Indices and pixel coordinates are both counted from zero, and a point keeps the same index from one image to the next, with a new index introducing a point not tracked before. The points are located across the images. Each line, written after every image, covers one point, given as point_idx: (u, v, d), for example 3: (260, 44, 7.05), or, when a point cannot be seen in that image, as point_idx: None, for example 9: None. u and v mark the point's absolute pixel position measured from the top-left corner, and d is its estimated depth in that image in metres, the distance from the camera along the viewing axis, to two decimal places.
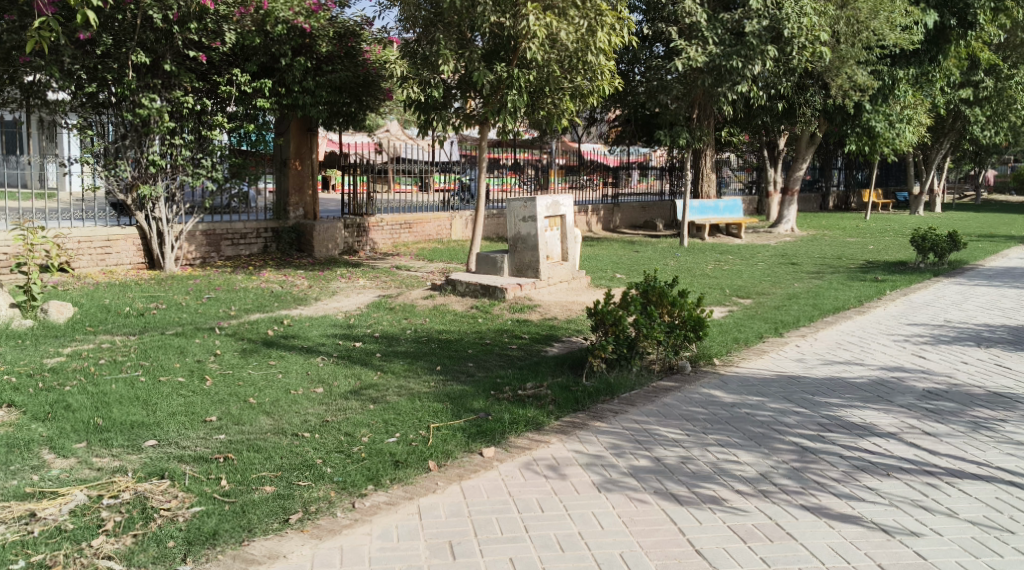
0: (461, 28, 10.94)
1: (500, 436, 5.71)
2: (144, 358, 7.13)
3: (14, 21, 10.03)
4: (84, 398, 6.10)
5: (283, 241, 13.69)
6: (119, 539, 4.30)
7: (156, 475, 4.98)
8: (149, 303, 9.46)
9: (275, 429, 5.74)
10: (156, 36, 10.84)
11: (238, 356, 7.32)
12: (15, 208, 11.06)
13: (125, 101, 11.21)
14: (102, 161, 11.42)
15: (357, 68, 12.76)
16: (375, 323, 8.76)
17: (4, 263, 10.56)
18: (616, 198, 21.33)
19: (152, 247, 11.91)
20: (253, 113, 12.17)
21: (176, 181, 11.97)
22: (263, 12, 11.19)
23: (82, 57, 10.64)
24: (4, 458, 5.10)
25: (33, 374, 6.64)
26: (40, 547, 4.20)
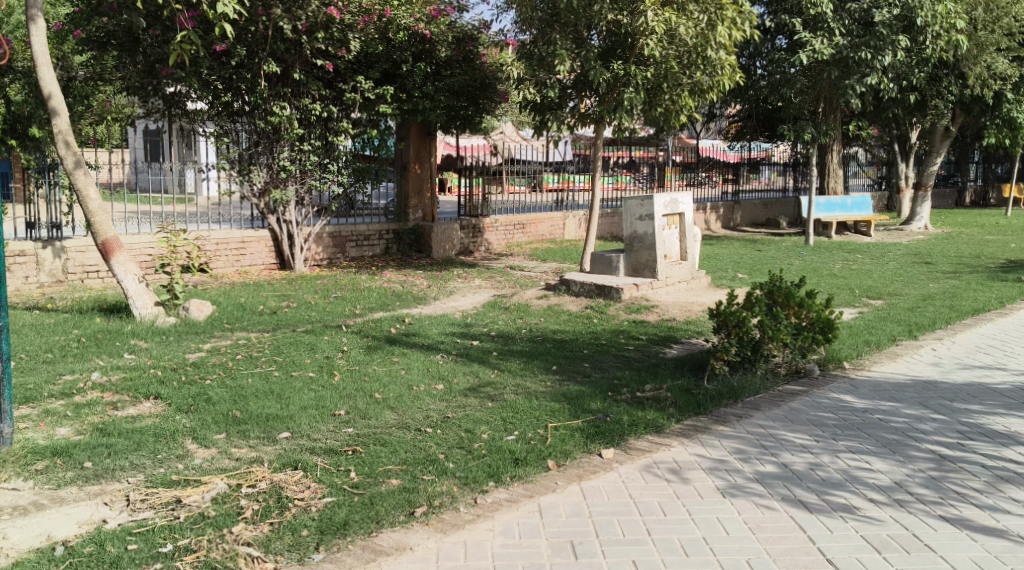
0: (577, 28, 10.96)
1: (619, 438, 5.68)
2: (277, 354, 7.45)
3: (158, 35, 10.55)
4: (223, 391, 6.42)
5: (404, 243, 14.02)
6: (257, 526, 4.50)
7: (290, 466, 5.19)
8: (281, 301, 9.87)
9: (400, 424, 5.89)
10: (286, 47, 11.25)
11: (363, 353, 7.55)
12: (159, 212, 11.74)
13: (257, 109, 11.79)
14: (237, 167, 11.99)
15: (475, 71, 12.91)
16: (492, 323, 8.85)
17: (150, 264, 11.29)
18: (736, 194, 20.79)
19: (284, 248, 12.46)
20: (375, 118, 12.59)
21: (305, 186, 12.43)
22: (386, 20, 11.52)
23: (219, 68, 11.19)
24: (152, 447, 5.43)
25: (177, 368, 7.04)
26: (186, 532, 4.44)
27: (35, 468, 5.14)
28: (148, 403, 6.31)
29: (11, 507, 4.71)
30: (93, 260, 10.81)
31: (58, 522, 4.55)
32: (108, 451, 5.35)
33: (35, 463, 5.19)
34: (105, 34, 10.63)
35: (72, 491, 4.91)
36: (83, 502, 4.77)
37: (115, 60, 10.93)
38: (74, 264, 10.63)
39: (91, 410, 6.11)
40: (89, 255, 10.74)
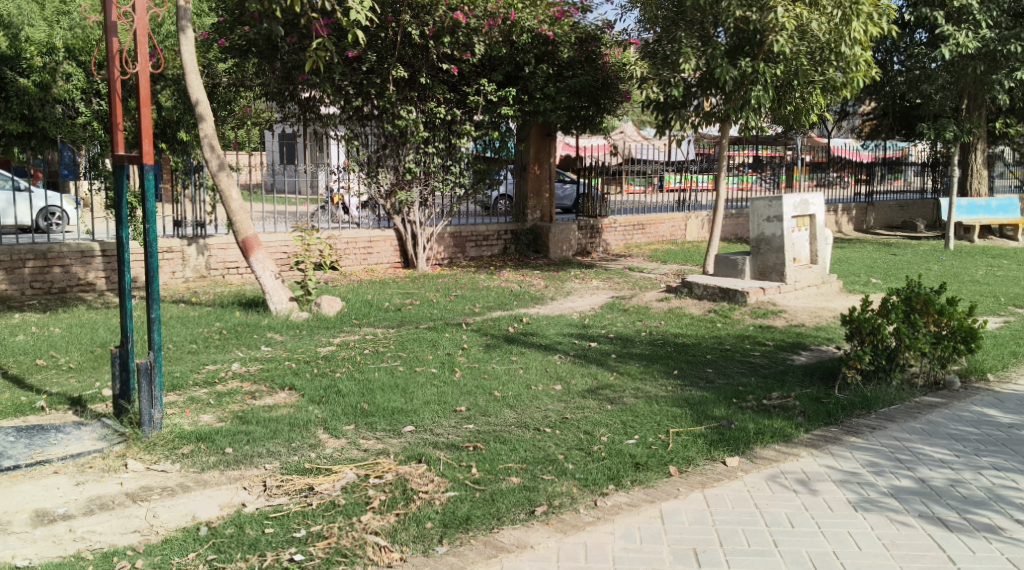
0: (704, 25, 10.76)
1: (745, 445, 5.55)
2: (401, 350, 7.64)
3: (295, 43, 11.16)
4: (352, 384, 6.65)
5: (521, 242, 14.13)
6: (384, 516, 4.64)
7: (415, 459, 5.32)
8: (405, 299, 10.13)
9: (519, 422, 5.95)
10: (414, 52, 11.60)
11: (483, 350, 7.66)
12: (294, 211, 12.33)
13: (385, 113, 12.14)
14: (365, 169, 12.37)
15: (596, 72, 12.86)
16: (610, 324, 8.82)
17: (285, 261, 11.88)
18: (870, 195, 19.96)
19: (407, 248, 12.82)
20: (497, 121, 12.69)
21: (429, 188, 12.69)
22: (510, 22, 11.65)
23: (350, 74, 11.61)
24: (287, 436, 5.68)
25: (309, 361, 7.34)
26: (318, 519, 4.62)
27: (182, 452, 5.47)
28: (283, 393, 6.60)
29: (160, 487, 5.02)
30: (234, 257, 11.41)
31: (202, 504, 4.83)
32: (247, 438, 5.63)
33: (181, 447, 5.52)
34: (246, 42, 11.24)
35: (215, 474, 5.19)
36: (224, 486, 5.03)
37: (255, 67, 11.49)
38: (215, 260, 11.26)
39: (231, 398, 6.45)
40: (230, 252, 11.35)
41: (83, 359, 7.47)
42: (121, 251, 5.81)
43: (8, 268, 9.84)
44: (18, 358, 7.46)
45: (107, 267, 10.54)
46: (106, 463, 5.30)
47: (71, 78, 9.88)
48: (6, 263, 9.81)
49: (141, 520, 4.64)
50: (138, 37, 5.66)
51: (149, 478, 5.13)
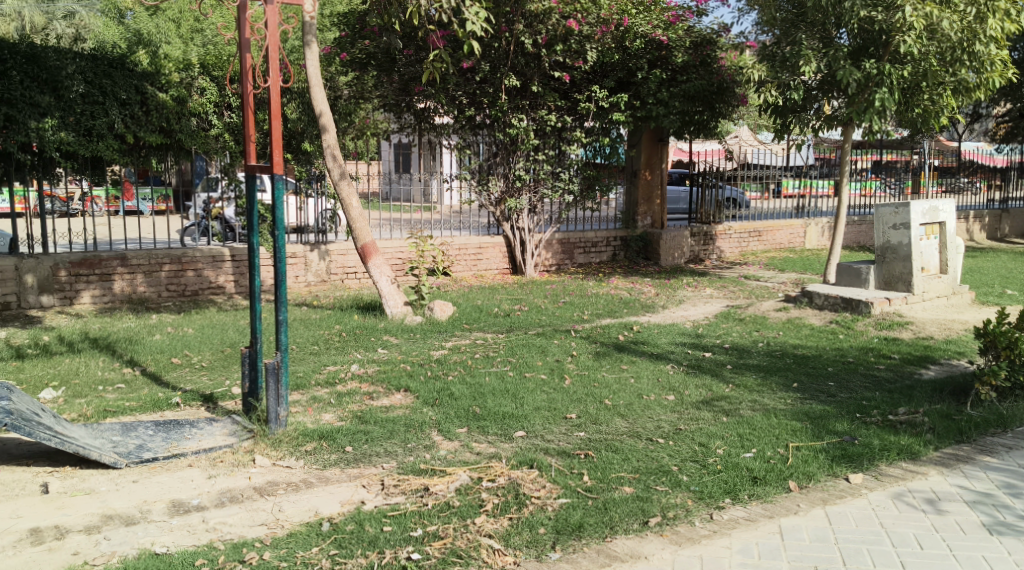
0: (826, 27, 10.50)
1: (869, 462, 5.35)
2: (511, 355, 7.71)
3: (412, 55, 11.52)
4: (464, 388, 6.76)
5: (631, 250, 14.05)
6: (498, 520, 4.69)
7: (527, 464, 5.35)
8: (514, 305, 10.21)
9: (631, 432, 5.90)
10: (526, 60, 11.70)
11: (592, 358, 7.64)
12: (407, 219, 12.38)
13: (497, 122, 12.26)
14: (476, 177, 12.54)
15: (712, 76, 12.50)
16: (725, 334, 8.65)
17: (399, 267, 12.20)
18: (1004, 202, 19.05)
19: (516, 254, 12.97)
20: (608, 127, 12.64)
21: (538, 195, 12.79)
22: (624, 28, 11.69)
23: (464, 84, 11.82)
24: (403, 436, 5.82)
25: (423, 363, 7.49)
26: (434, 519, 4.71)
27: (305, 449, 5.68)
28: (398, 394, 6.76)
29: (285, 482, 5.22)
30: (352, 263, 11.79)
31: (324, 500, 4.99)
32: (366, 437, 5.80)
33: (305, 444, 5.74)
34: (366, 55, 11.65)
35: (335, 472, 5.36)
36: (345, 484, 5.19)
37: (374, 79, 11.79)
38: (335, 265, 11.65)
39: (351, 399, 6.65)
40: (348, 258, 11.72)
41: (214, 359, 7.85)
42: (251, 258, 6.10)
43: (146, 272, 10.43)
44: (156, 356, 7.90)
45: (236, 272, 11.05)
46: (235, 457, 5.55)
47: (205, 92, 10.57)
48: (144, 267, 10.40)
49: (267, 513, 4.84)
50: (269, 53, 5.91)
51: (274, 473, 5.35)
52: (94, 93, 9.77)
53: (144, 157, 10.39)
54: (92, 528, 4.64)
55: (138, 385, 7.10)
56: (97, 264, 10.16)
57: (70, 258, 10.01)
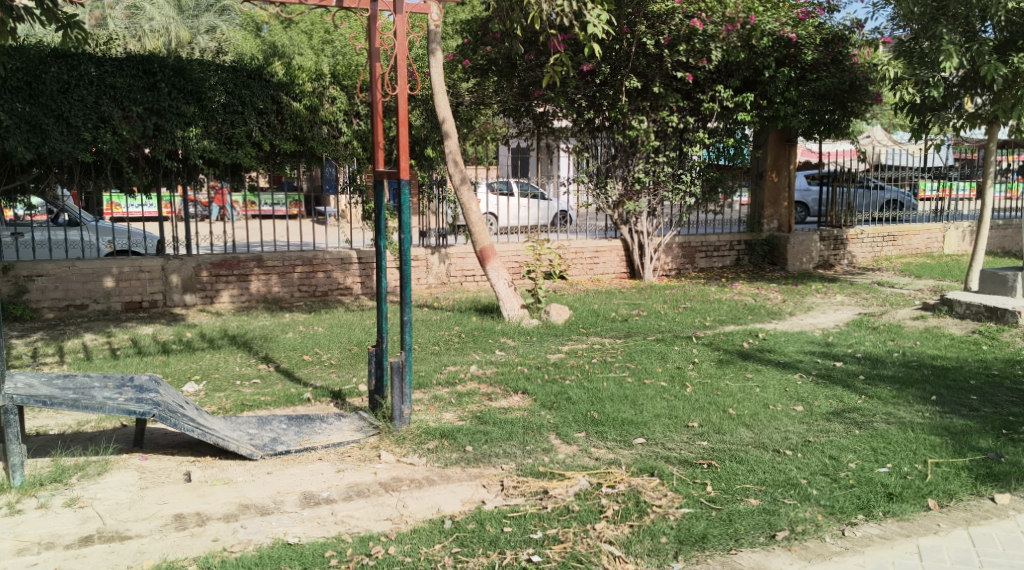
0: (970, 19, 9.76)
1: (1017, 482, 5.05)
2: (629, 361, 7.64)
3: (533, 59, 11.63)
4: (582, 392, 6.74)
5: (756, 254, 13.69)
6: (618, 526, 4.65)
7: (647, 472, 5.28)
8: (632, 309, 10.11)
9: (757, 443, 5.73)
10: (648, 61, 11.57)
11: (715, 366, 7.48)
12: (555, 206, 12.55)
13: (617, 124, 12.15)
14: (594, 180, 12.54)
15: (844, 73, 12.07)
16: (857, 343, 8.30)
17: (517, 269, 12.35)
18: None
19: (634, 258, 12.83)
20: (733, 128, 12.36)
21: (658, 197, 12.61)
22: (750, 26, 11.31)
23: (584, 87, 11.82)
24: (522, 438, 5.86)
25: (540, 367, 7.52)
26: (553, 522, 4.72)
27: (428, 447, 5.80)
28: (516, 396, 6.82)
29: (408, 479, 5.35)
30: (471, 266, 12.01)
31: (446, 498, 5.08)
32: (486, 438, 5.87)
33: (427, 442, 5.86)
34: (487, 61, 11.77)
35: (457, 471, 5.44)
36: (465, 483, 5.26)
37: (495, 84, 11.95)
38: (455, 268, 11.89)
39: (470, 399, 6.75)
40: (467, 261, 11.95)
41: (342, 356, 8.13)
42: (378, 260, 6.27)
43: (280, 272, 10.90)
44: (289, 353, 8.24)
45: (363, 273, 11.41)
46: (362, 453, 5.73)
47: (336, 101, 10.89)
48: (279, 268, 10.87)
49: (392, 509, 4.96)
50: (397, 61, 6.09)
51: (399, 470, 5.48)
52: (234, 102, 10.24)
53: (278, 164, 10.92)
54: (230, 516, 4.87)
55: (272, 380, 7.43)
56: (235, 264, 10.67)
57: (211, 258, 10.55)
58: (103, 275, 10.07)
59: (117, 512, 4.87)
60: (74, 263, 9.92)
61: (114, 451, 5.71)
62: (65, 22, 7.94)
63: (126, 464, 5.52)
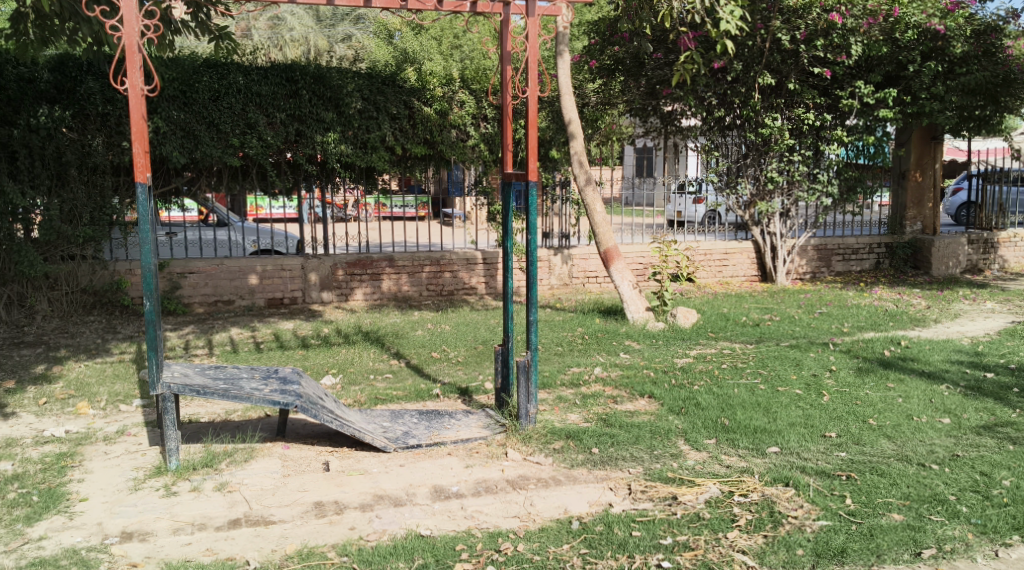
0: None
1: None
2: (762, 367, 7.43)
3: (661, 58, 11.51)
4: (712, 398, 6.60)
5: (897, 258, 13.09)
6: (751, 536, 4.55)
7: (782, 482, 5.12)
8: (764, 314, 9.84)
9: (899, 455, 5.48)
10: (783, 57, 11.25)
11: (854, 374, 7.18)
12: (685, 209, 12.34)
13: (749, 122, 11.84)
14: (725, 180, 12.25)
15: (997, 67, 11.21)
16: (1010, 353, 7.80)
17: (644, 270, 12.27)
18: None
19: (766, 261, 12.50)
20: (873, 125, 11.81)
21: (792, 197, 12.21)
22: (893, 19, 10.93)
23: (715, 84, 11.58)
24: (649, 443, 5.80)
25: (667, 371, 7.42)
26: (684, 529, 4.65)
27: (554, 447, 5.83)
28: (642, 400, 6.75)
29: (535, 478, 5.38)
30: (595, 267, 11.98)
31: (573, 499, 5.09)
32: (612, 440, 5.85)
33: (553, 442, 5.89)
34: (615, 62, 11.76)
35: (583, 472, 5.45)
36: (592, 485, 5.26)
37: (622, 84, 11.88)
38: (577, 270, 11.89)
39: (595, 401, 6.74)
40: (590, 262, 11.93)
41: (468, 355, 8.26)
42: (505, 259, 6.33)
43: (410, 272, 11.21)
44: (418, 350, 8.46)
45: (488, 274, 11.58)
46: (490, 450, 5.81)
47: (464, 105, 11.06)
48: (409, 268, 11.17)
49: (520, 507, 5.01)
50: (528, 65, 6.14)
51: (525, 468, 5.53)
52: (370, 108, 10.64)
53: (409, 167, 11.26)
54: (366, 506, 5.04)
55: (403, 374, 7.65)
56: (369, 264, 11.03)
57: (346, 258, 10.95)
58: (249, 273, 10.60)
59: (262, 498, 5.11)
60: (223, 261, 10.48)
61: (259, 439, 6.01)
62: (218, 33, 8.43)
63: (270, 452, 5.80)
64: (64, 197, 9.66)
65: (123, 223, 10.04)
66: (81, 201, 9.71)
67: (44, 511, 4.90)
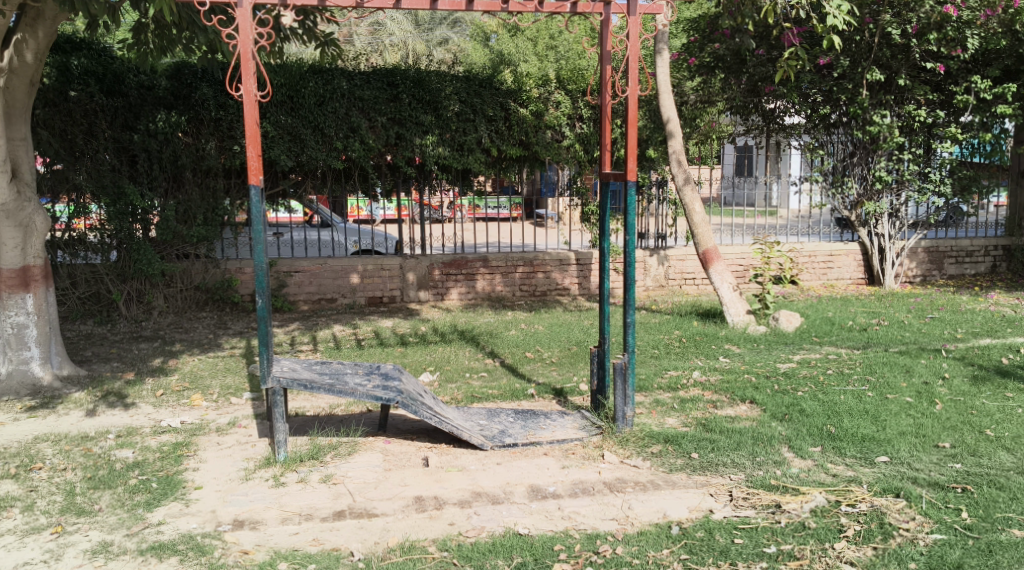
0: None
1: None
2: (870, 374, 7.19)
3: (763, 54, 11.23)
4: (816, 405, 6.42)
5: (1016, 260, 12.53)
6: (860, 548, 4.42)
7: (892, 492, 4.95)
8: (871, 318, 9.51)
9: (1020, 468, 5.21)
10: (892, 52, 10.85)
11: (969, 383, 6.86)
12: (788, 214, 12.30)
13: (856, 119, 11.49)
14: (830, 179, 11.98)
15: None
16: None
17: (745, 272, 12.07)
18: None
19: (873, 263, 12.08)
20: (989, 121, 11.16)
21: (902, 197, 11.76)
22: (1013, 10, 10.13)
23: (819, 81, 11.21)
24: (751, 449, 5.68)
25: (769, 376, 7.25)
26: (789, 538, 4.55)
27: (652, 450, 5.78)
28: (744, 406, 6.62)
29: (633, 481, 5.35)
30: (692, 268, 11.81)
31: (673, 503, 5.03)
32: (712, 446, 5.75)
33: (651, 446, 5.84)
34: (715, 58, 11.54)
35: (682, 477, 5.38)
36: (692, 490, 5.19)
37: (722, 82, 11.66)
38: (674, 271, 11.74)
39: (694, 405, 6.64)
40: (687, 263, 11.77)
41: (563, 355, 8.27)
42: (602, 259, 6.30)
43: (503, 272, 11.30)
44: (513, 349, 8.51)
45: (581, 275, 11.55)
46: (586, 451, 5.80)
47: (561, 105, 11.13)
48: (502, 268, 11.27)
49: (617, 509, 4.99)
50: (629, 64, 6.11)
51: (623, 471, 5.50)
52: (467, 111, 10.76)
53: (504, 168, 11.37)
54: (465, 502, 5.10)
55: (498, 373, 7.71)
56: (464, 264, 11.16)
57: (442, 258, 11.11)
58: (350, 272, 10.87)
59: (365, 491, 5.24)
60: (326, 261, 10.78)
61: (362, 433, 6.17)
62: (323, 40, 8.65)
63: (372, 446, 5.94)
64: (179, 199, 10.08)
65: (233, 224, 10.44)
66: (195, 202, 10.15)
67: (162, 497, 5.14)
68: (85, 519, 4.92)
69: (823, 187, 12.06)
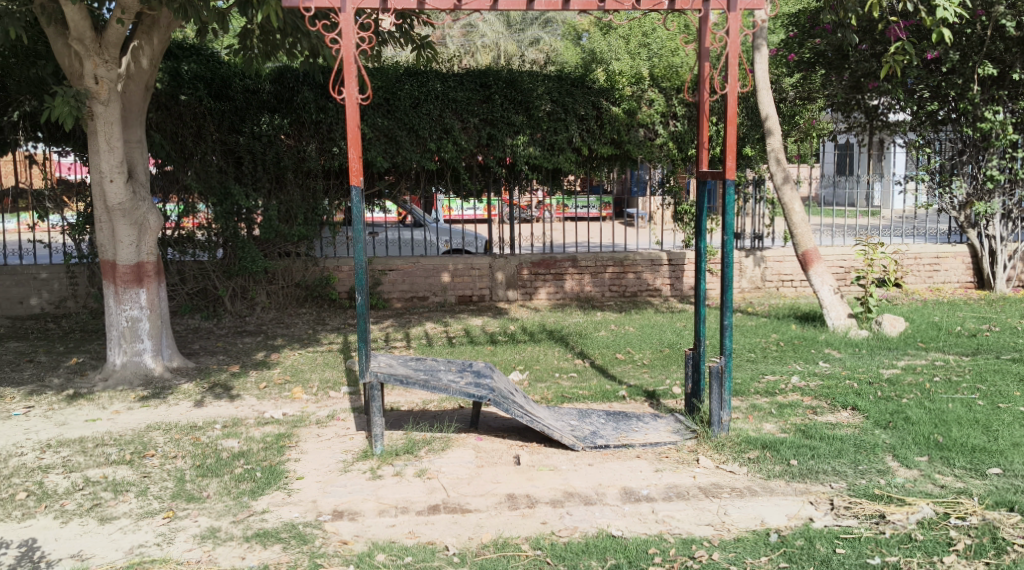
0: None
1: None
2: (979, 382, 6.88)
3: (868, 50, 10.79)
4: (922, 412, 6.19)
5: None
6: (971, 563, 4.25)
7: (1005, 507, 4.73)
8: (982, 324, 9.11)
9: None
10: (1007, 45, 10.26)
11: None
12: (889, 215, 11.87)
13: (966, 116, 10.96)
14: (937, 178, 11.47)
15: None
16: None
17: (846, 274, 11.71)
18: None
19: (983, 266, 11.56)
20: None
21: (1015, 197, 11.24)
22: None
23: (927, 76, 10.79)
24: (853, 457, 5.52)
25: (872, 382, 7.01)
26: (895, 550, 4.40)
27: (749, 456, 5.66)
28: (845, 412, 6.43)
29: (729, 487, 5.26)
30: (790, 270, 11.53)
31: (771, 510, 4.93)
32: (812, 453, 5.61)
33: (748, 451, 5.72)
34: (816, 54, 11.22)
35: (781, 484, 5.26)
36: (791, 497, 5.07)
37: (823, 78, 11.30)
38: (771, 272, 11.49)
39: (793, 411, 6.49)
40: (785, 265, 11.49)
41: (655, 357, 8.20)
42: (698, 259, 6.20)
43: (593, 272, 11.27)
44: (603, 350, 8.48)
45: (673, 275, 11.42)
46: (680, 455, 5.74)
47: (654, 103, 11.03)
48: (592, 268, 11.24)
49: (713, 515, 4.92)
50: (729, 60, 5.98)
51: (718, 476, 5.41)
52: (558, 110, 10.74)
53: (595, 167, 11.30)
54: (557, 501, 5.12)
55: (589, 374, 7.70)
56: (553, 264, 11.18)
57: (532, 258, 11.14)
58: (441, 271, 11.01)
59: (459, 486, 5.31)
60: (419, 260, 10.95)
61: (455, 429, 6.25)
62: (420, 43, 8.77)
63: (465, 442, 6.01)
64: (281, 199, 10.41)
65: (332, 223, 10.70)
66: (297, 202, 10.46)
67: (266, 486, 5.32)
68: (195, 505, 5.14)
69: (928, 185, 11.57)
